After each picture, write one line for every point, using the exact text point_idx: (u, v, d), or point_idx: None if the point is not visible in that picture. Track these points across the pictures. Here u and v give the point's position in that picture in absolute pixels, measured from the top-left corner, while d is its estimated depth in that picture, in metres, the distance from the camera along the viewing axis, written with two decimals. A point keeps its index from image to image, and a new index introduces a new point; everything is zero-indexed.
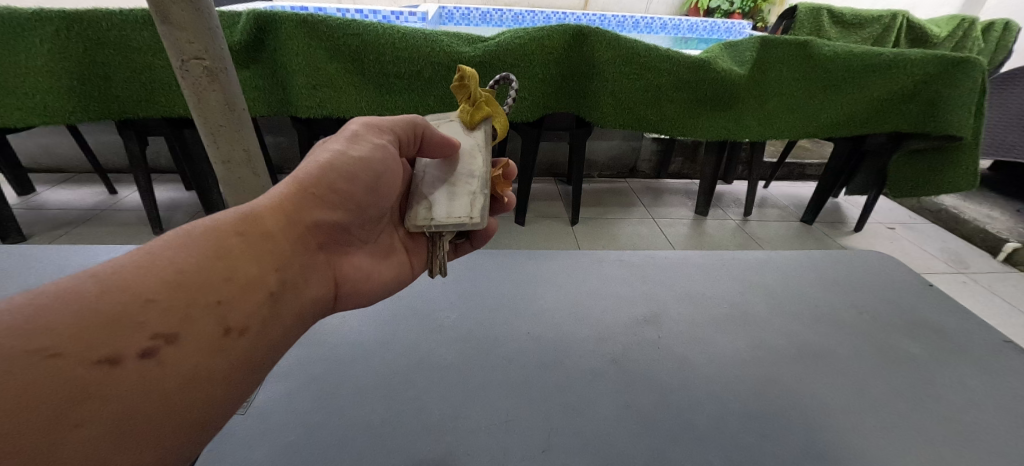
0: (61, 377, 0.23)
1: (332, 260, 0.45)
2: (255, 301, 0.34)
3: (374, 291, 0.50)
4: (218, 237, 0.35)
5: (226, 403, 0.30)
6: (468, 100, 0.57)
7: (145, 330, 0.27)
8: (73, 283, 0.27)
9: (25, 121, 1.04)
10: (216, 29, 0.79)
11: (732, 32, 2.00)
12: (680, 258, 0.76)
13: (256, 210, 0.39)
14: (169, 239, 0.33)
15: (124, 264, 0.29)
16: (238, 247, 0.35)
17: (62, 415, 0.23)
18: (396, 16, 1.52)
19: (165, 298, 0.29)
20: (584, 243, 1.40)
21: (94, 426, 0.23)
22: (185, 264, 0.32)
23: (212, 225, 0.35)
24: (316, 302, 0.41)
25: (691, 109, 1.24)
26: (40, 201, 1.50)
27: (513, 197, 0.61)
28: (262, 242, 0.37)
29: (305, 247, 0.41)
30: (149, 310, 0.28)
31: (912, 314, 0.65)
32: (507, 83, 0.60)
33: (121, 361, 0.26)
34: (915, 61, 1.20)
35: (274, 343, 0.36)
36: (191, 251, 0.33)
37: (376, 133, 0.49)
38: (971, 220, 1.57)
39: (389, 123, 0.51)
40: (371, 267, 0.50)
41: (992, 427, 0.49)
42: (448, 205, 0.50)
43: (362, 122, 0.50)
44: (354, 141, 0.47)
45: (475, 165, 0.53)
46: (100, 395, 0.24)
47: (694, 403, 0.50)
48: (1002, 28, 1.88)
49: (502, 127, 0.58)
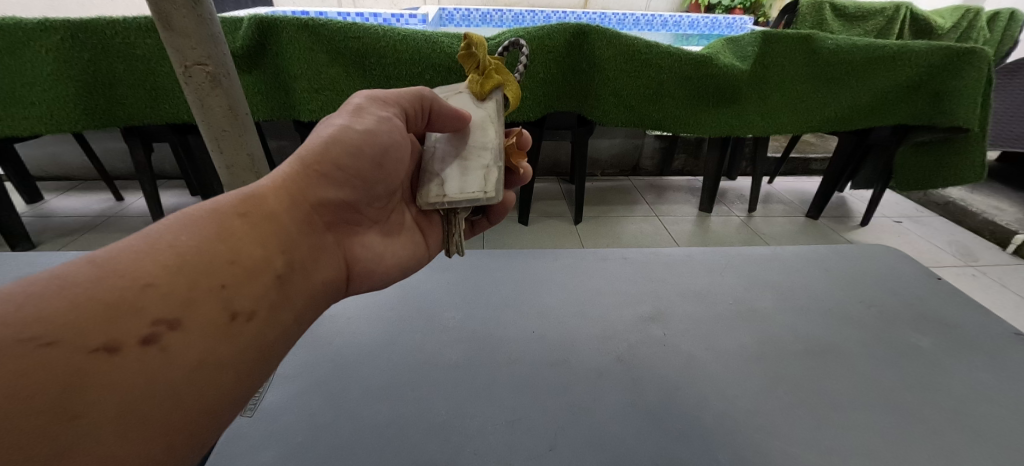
0: (55, 365, 0.23)
1: (342, 241, 0.46)
2: (261, 284, 0.34)
3: (388, 272, 0.50)
4: (220, 219, 0.35)
5: (235, 390, 0.31)
6: (477, 69, 0.55)
7: (145, 316, 0.27)
8: (71, 269, 0.27)
9: (33, 130, 1.06)
10: (218, 36, 0.79)
11: (733, 28, 2.00)
12: (685, 256, 0.75)
13: (259, 190, 0.39)
14: (170, 224, 0.33)
15: (122, 250, 0.30)
16: (240, 229, 0.35)
17: (61, 406, 0.23)
18: (397, 19, 1.54)
19: (165, 282, 0.29)
20: (587, 242, 1.39)
21: (96, 415, 0.24)
22: (185, 248, 0.32)
23: (213, 208, 0.35)
24: (326, 285, 0.42)
25: (693, 103, 1.24)
26: (48, 209, 1.52)
27: (529, 168, 0.60)
28: (264, 223, 0.37)
29: (312, 226, 0.42)
30: (148, 295, 0.28)
31: (922, 308, 0.65)
32: (519, 50, 0.57)
33: (121, 348, 0.26)
34: (919, 53, 1.18)
35: (285, 328, 0.36)
36: (192, 235, 0.33)
37: (380, 107, 0.49)
38: (979, 213, 1.55)
39: (395, 96, 0.50)
40: (383, 247, 0.50)
41: (1004, 422, 0.48)
42: (461, 181, 0.50)
43: (366, 95, 0.50)
44: (358, 115, 0.47)
45: (488, 137, 0.53)
46: (100, 385, 0.24)
47: (702, 401, 0.49)
48: (1008, 17, 1.87)
49: (514, 94, 0.55)
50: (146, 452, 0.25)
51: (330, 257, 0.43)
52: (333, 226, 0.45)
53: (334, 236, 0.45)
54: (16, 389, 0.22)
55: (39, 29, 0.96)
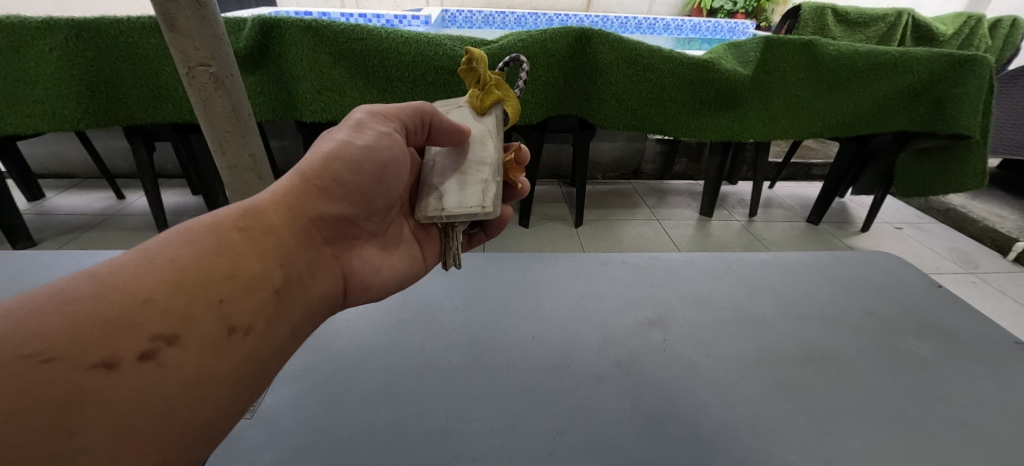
0: (53, 382, 0.23)
1: (339, 255, 0.46)
2: (259, 298, 0.34)
3: (385, 285, 0.50)
4: (219, 233, 0.35)
5: (230, 404, 0.31)
6: (477, 83, 0.55)
7: (144, 332, 0.27)
8: (69, 284, 0.27)
9: (35, 128, 1.06)
10: (222, 37, 0.79)
11: (735, 33, 2.00)
12: (685, 261, 0.75)
13: (258, 204, 0.39)
14: (169, 237, 0.33)
15: (121, 264, 0.30)
16: (240, 243, 0.35)
17: (60, 423, 0.23)
18: (400, 20, 1.54)
19: (164, 298, 0.29)
20: (588, 245, 1.40)
21: (92, 432, 0.24)
22: (184, 263, 0.32)
23: (212, 222, 0.35)
24: (323, 298, 0.42)
25: (695, 109, 1.24)
26: (49, 207, 1.52)
27: (526, 183, 0.61)
28: (264, 237, 0.37)
29: (310, 240, 0.41)
30: (147, 311, 0.28)
31: (923, 315, 0.64)
32: (519, 64, 0.57)
33: (118, 364, 0.26)
34: (922, 60, 1.19)
35: (281, 341, 0.36)
36: (190, 249, 0.33)
37: (380, 121, 0.48)
38: (979, 219, 1.56)
39: (395, 111, 0.50)
40: (381, 260, 0.50)
41: (1005, 431, 0.48)
42: (459, 195, 0.50)
43: (366, 110, 0.49)
44: (359, 130, 0.46)
45: (486, 152, 0.53)
46: (98, 401, 0.24)
47: (702, 407, 0.49)
48: (1010, 24, 1.87)
49: (514, 110, 0.56)
50: None
51: (328, 270, 0.43)
52: (331, 240, 0.45)
53: (332, 249, 0.45)
54: (15, 407, 0.22)
55: (44, 27, 0.97)
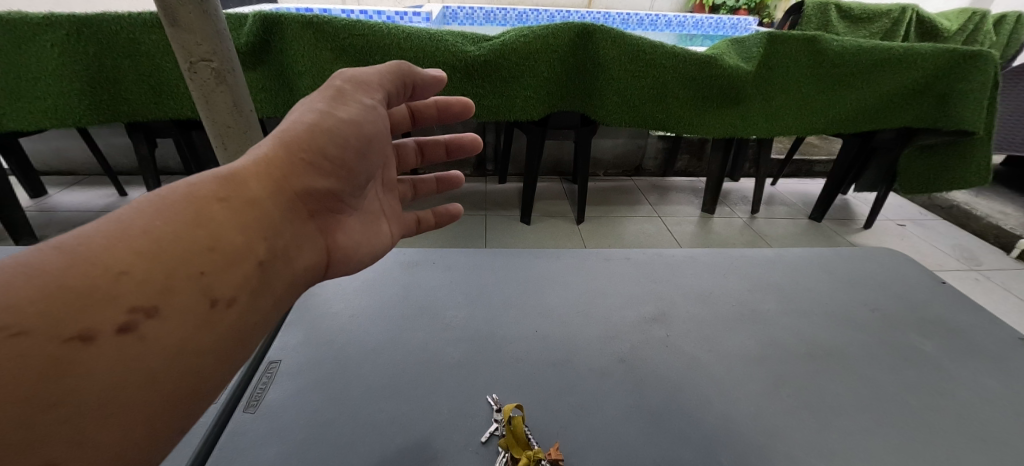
0: (29, 355, 0.23)
1: (324, 229, 0.42)
2: (242, 271, 0.33)
3: (368, 259, 0.47)
4: (198, 204, 0.33)
5: (215, 379, 0.31)
6: None
7: (121, 304, 0.27)
8: (38, 255, 0.27)
9: (37, 124, 1.06)
10: (223, 32, 0.79)
11: (737, 29, 1.99)
12: (687, 256, 0.75)
13: (239, 173, 0.36)
14: (143, 206, 0.32)
15: (93, 237, 0.29)
16: (220, 215, 0.33)
17: (39, 394, 0.23)
18: (401, 16, 1.54)
19: (141, 270, 0.28)
20: (590, 242, 1.39)
21: (77, 404, 0.24)
22: (161, 234, 0.30)
23: (190, 192, 0.33)
24: (307, 272, 0.40)
25: (698, 104, 1.23)
26: (52, 204, 1.53)
27: None
28: (247, 209, 0.35)
29: (294, 215, 0.38)
30: (123, 283, 0.27)
31: (927, 312, 0.64)
32: None
33: (96, 337, 0.26)
34: (926, 55, 1.18)
35: (265, 313, 0.35)
36: (166, 220, 0.31)
37: (365, 91, 0.44)
38: (983, 216, 1.55)
39: (378, 79, 0.45)
40: (362, 234, 0.46)
41: (1009, 427, 0.48)
42: None
43: (346, 77, 0.44)
44: (341, 100, 0.42)
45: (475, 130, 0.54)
46: (77, 373, 0.24)
47: (704, 402, 0.49)
48: (1015, 20, 1.86)
49: None
50: (127, 439, 0.26)
51: (312, 245, 0.40)
52: (317, 213, 0.41)
53: (318, 224, 0.41)
54: None
55: (45, 24, 0.96)
